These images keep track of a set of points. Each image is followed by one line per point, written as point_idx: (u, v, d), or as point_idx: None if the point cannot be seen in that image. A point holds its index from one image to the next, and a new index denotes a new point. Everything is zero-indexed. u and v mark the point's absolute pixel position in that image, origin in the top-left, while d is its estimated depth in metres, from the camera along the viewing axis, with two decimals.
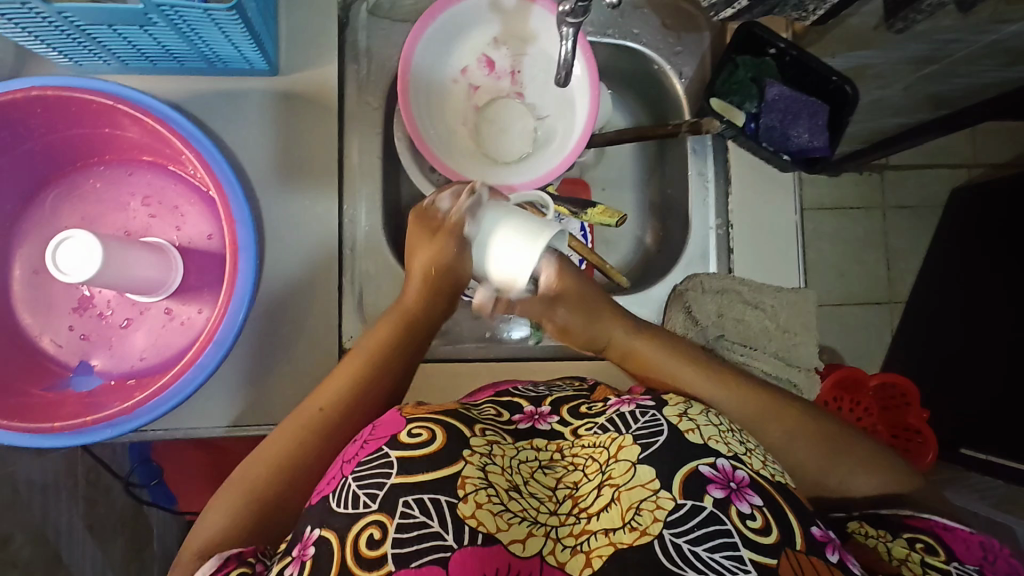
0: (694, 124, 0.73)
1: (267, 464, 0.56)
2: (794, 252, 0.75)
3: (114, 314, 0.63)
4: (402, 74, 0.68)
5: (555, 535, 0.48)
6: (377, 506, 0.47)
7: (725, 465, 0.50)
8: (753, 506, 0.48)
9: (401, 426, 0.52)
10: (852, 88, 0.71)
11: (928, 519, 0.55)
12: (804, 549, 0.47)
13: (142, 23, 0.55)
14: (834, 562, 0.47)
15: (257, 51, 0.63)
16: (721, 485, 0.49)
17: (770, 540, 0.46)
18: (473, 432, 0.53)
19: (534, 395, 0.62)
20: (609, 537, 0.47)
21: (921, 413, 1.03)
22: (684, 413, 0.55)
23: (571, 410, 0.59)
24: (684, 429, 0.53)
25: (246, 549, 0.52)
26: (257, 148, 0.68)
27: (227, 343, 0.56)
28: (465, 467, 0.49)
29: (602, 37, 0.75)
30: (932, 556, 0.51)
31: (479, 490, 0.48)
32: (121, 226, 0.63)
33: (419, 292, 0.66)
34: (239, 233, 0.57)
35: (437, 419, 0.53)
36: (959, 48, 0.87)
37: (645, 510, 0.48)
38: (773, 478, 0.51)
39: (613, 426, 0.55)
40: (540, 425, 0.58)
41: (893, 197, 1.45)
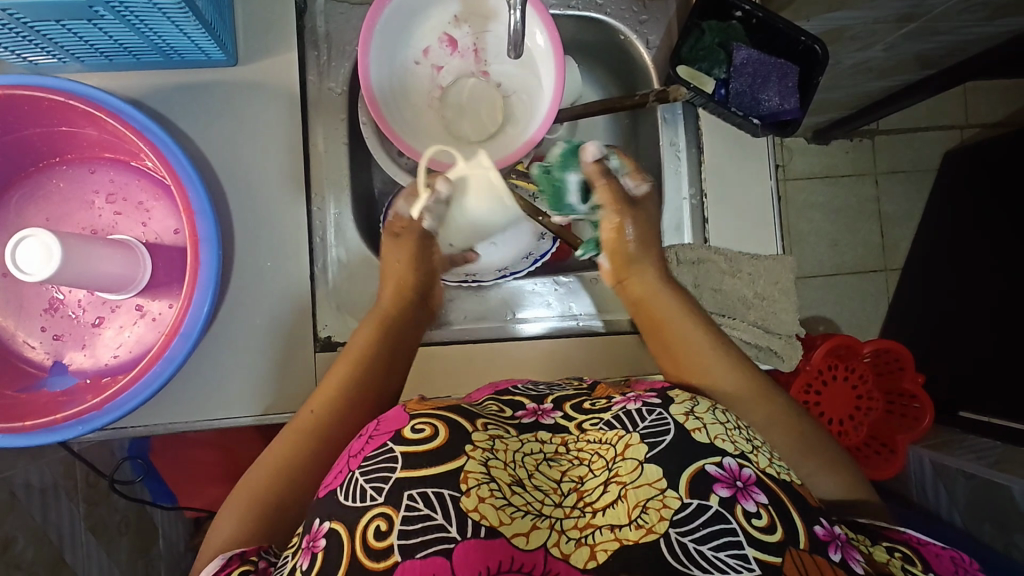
0: (661, 93, 0.71)
1: (269, 468, 0.57)
2: (771, 219, 0.73)
3: (86, 312, 0.63)
4: (367, 90, 0.67)
5: (559, 526, 0.47)
6: (383, 499, 0.47)
7: (732, 463, 0.50)
8: (758, 504, 0.48)
9: (404, 422, 0.52)
10: (821, 47, 0.67)
11: (904, 533, 0.55)
12: (807, 547, 0.46)
13: (90, 17, 0.54)
14: (837, 562, 0.46)
15: (212, 42, 0.62)
16: (728, 484, 0.49)
17: (775, 538, 0.46)
18: (476, 427, 0.52)
19: (535, 393, 0.60)
20: (615, 532, 0.46)
21: (916, 376, 1.02)
22: (690, 412, 0.53)
23: (574, 406, 0.58)
24: (690, 429, 0.52)
25: (250, 549, 0.52)
26: (224, 142, 0.68)
27: (194, 334, 0.55)
28: (467, 462, 0.49)
29: (566, 9, 0.74)
30: (911, 565, 0.51)
31: (481, 485, 0.48)
32: (88, 224, 0.63)
33: (394, 293, 0.68)
34: (199, 223, 0.57)
35: (438, 413, 0.53)
36: (936, 4, 0.85)
37: (651, 509, 0.47)
38: (779, 476, 0.51)
39: (618, 424, 0.53)
40: (544, 420, 0.56)
41: (884, 162, 1.43)
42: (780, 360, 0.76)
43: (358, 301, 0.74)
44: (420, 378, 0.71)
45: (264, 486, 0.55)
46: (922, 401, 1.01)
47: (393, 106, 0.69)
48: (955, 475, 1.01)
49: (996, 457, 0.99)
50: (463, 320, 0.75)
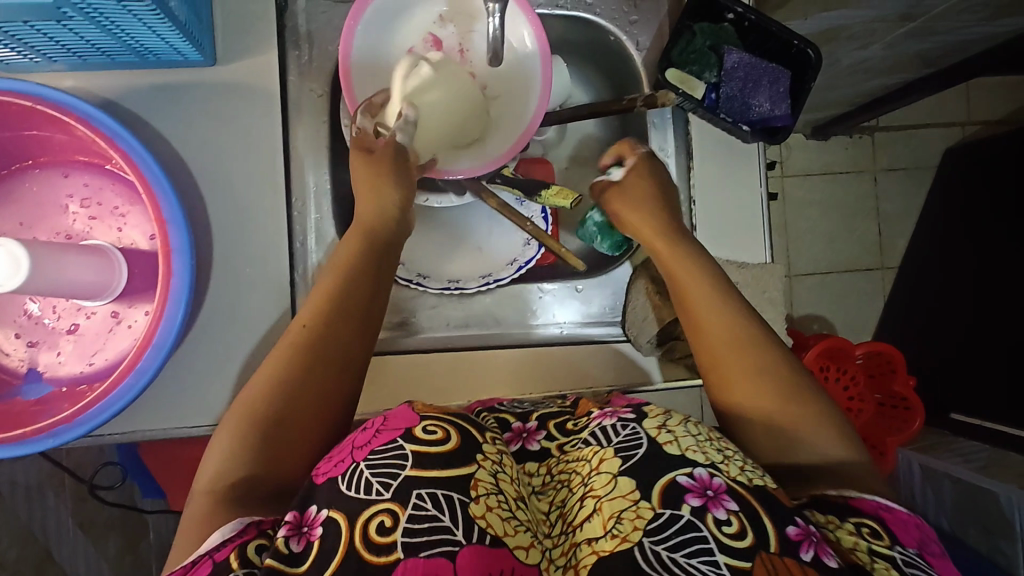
0: (649, 98, 0.68)
1: (263, 387, 0.52)
2: (759, 225, 0.72)
3: (60, 319, 0.62)
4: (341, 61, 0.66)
5: (548, 555, 0.47)
6: (390, 495, 0.45)
7: (702, 473, 0.48)
8: (729, 512, 0.46)
9: (416, 421, 0.49)
10: (815, 51, 0.66)
11: (870, 500, 0.51)
12: (777, 550, 0.45)
13: (57, 19, 0.52)
14: (808, 561, 0.44)
15: (187, 43, 0.61)
16: (698, 494, 0.47)
17: (745, 543, 0.45)
18: (487, 439, 0.51)
19: (520, 411, 0.61)
20: (592, 545, 0.45)
21: (907, 380, 1.03)
22: (662, 425, 0.52)
23: (557, 425, 0.57)
24: (662, 441, 0.50)
25: (266, 519, 0.47)
26: (202, 143, 0.66)
27: (166, 346, 0.54)
28: (478, 470, 0.47)
29: (554, 9, 0.72)
30: (877, 541, 0.47)
31: (491, 494, 0.46)
32: (62, 230, 0.62)
33: (370, 203, 0.63)
34: (171, 233, 0.55)
35: (452, 419, 0.50)
36: (937, 3, 0.84)
37: (626, 519, 0.46)
38: (750, 482, 0.49)
39: (594, 440, 0.52)
40: (529, 445, 0.56)
41: (883, 159, 1.41)
42: None
43: None
44: (399, 387, 0.69)
45: (259, 404, 0.51)
46: (914, 408, 1.03)
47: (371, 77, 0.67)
48: (942, 478, 1.02)
49: (984, 462, 0.99)
50: (449, 325, 0.73)
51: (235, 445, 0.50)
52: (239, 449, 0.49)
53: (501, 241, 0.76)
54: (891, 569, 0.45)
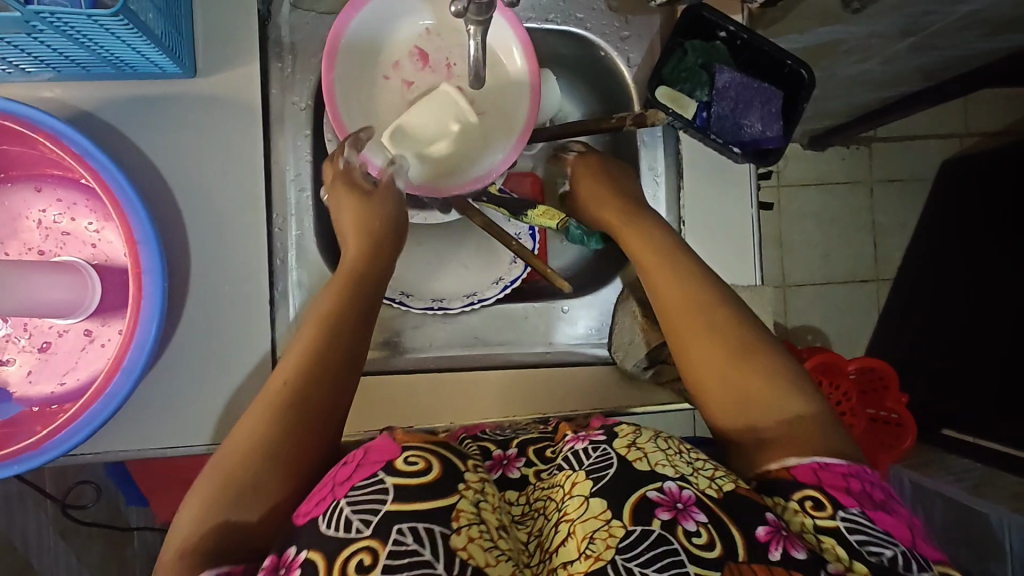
0: (638, 116, 0.67)
1: (239, 453, 0.46)
2: (750, 246, 0.71)
3: (31, 337, 0.60)
4: (331, 38, 0.63)
5: None
6: (370, 531, 0.42)
7: (672, 485, 0.46)
8: (699, 523, 0.44)
9: (396, 453, 0.46)
10: (808, 72, 0.65)
11: (810, 464, 0.48)
12: (746, 558, 0.43)
13: (27, 31, 0.51)
14: (777, 562, 0.43)
15: (164, 56, 0.59)
16: (668, 507, 0.44)
17: (714, 553, 0.43)
18: (467, 466, 0.47)
19: (502, 437, 0.59)
20: (567, 571, 0.43)
21: (899, 397, 1.02)
22: (632, 442, 0.49)
23: (537, 451, 0.56)
24: (632, 458, 0.47)
25: (236, 567, 0.43)
26: (181, 156, 0.65)
27: (137, 369, 0.53)
28: (459, 500, 0.44)
29: (543, 23, 0.71)
30: (823, 515, 0.45)
31: (473, 524, 0.43)
32: (34, 245, 0.60)
33: (359, 251, 0.60)
34: (143, 255, 0.54)
35: (435, 447, 0.47)
36: (935, 20, 0.83)
37: (598, 539, 0.44)
38: (720, 494, 0.46)
39: (566, 464, 0.49)
40: (510, 473, 0.54)
41: (880, 171, 1.40)
42: None
43: None
44: (379, 412, 0.67)
45: (235, 473, 0.45)
46: (904, 425, 1.03)
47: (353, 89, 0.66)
48: (933, 497, 1.01)
49: (974, 482, 0.99)
50: (433, 346, 0.72)
51: (209, 508, 0.44)
52: (215, 511, 0.44)
53: (487, 260, 0.75)
54: (840, 544, 0.44)
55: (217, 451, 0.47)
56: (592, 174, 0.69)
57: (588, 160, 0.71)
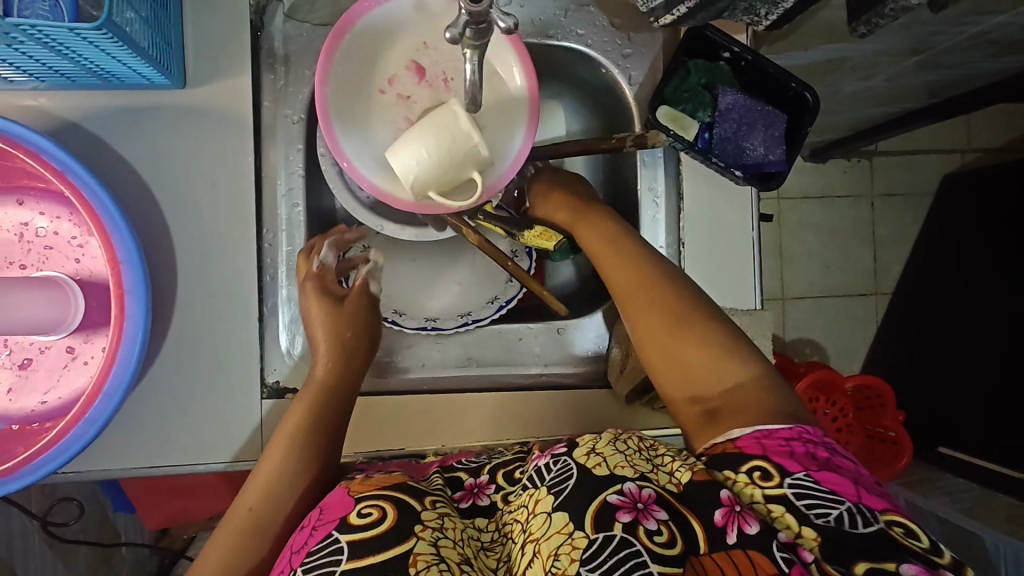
0: (639, 137, 0.65)
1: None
2: (750, 269, 0.69)
3: (12, 354, 0.59)
4: (338, 26, 0.63)
5: None
6: None
7: (632, 486, 0.45)
8: (660, 522, 0.44)
9: (350, 508, 0.47)
10: (813, 95, 0.64)
11: (753, 436, 0.48)
12: (706, 549, 0.43)
13: (8, 42, 0.49)
14: (733, 545, 0.43)
15: (151, 67, 0.57)
16: (628, 509, 0.44)
17: (675, 551, 0.43)
18: (425, 505, 0.47)
19: (474, 465, 0.56)
20: None
21: (897, 415, 1.01)
22: (591, 449, 0.48)
23: (506, 474, 0.53)
24: (590, 465, 0.47)
25: None
26: (170, 168, 0.63)
27: (118, 394, 0.51)
28: (416, 543, 0.44)
29: (544, 39, 0.69)
30: (769, 484, 0.45)
31: (431, 567, 0.43)
32: (15, 260, 0.59)
33: (329, 364, 0.61)
34: (125, 274, 0.52)
35: (385, 492, 0.48)
36: (942, 39, 0.81)
37: (563, 555, 0.43)
38: (678, 489, 0.46)
39: (529, 482, 0.49)
40: (480, 501, 0.52)
41: (881, 185, 1.39)
42: None
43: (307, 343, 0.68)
44: (365, 435, 0.66)
45: None
46: (902, 445, 1.02)
47: (348, 99, 0.65)
48: (929, 518, 1.00)
49: (971, 504, 0.98)
50: (424, 367, 0.70)
51: None
52: None
53: (482, 278, 0.74)
54: (790, 508, 0.44)
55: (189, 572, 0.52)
56: (547, 180, 0.70)
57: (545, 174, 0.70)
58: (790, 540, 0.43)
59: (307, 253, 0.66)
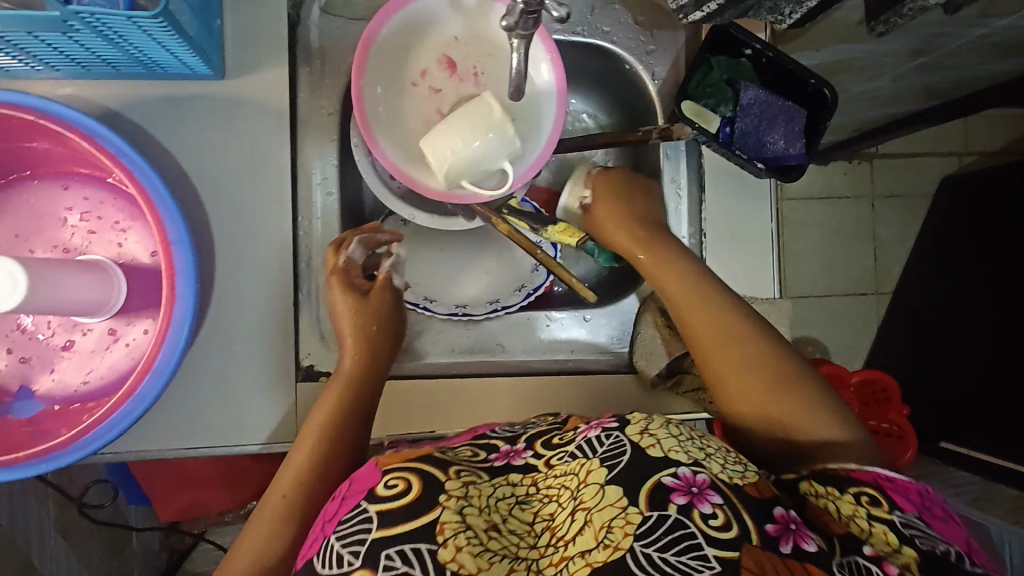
0: (665, 129, 0.68)
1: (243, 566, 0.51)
2: (769, 259, 0.72)
3: (54, 336, 0.60)
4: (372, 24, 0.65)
5: (535, 567, 0.44)
6: (360, 563, 0.42)
7: (687, 470, 0.45)
8: (714, 505, 0.44)
9: (378, 478, 0.46)
10: (832, 91, 0.66)
11: (872, 468, 0.50)
12: (759, 543, 0.43)
13: (64, 30, 0.51)
14: (789, 554, 0.43)
15: (196, 57, 0.59)
16: (684, 492, 0.44)
17: (730, 535, 0.43)
18: (448, 476, 0.46)
19: (510, 433, 0.55)
20: (586, 558, 0.42)
21: (900, 409, 1.03)
22: (644, 429, 0.48)
23: (544, 442, 0.52)
24: (645, 445, 0.47)
25: None
26: (208, 156, 0.65)
27: (166, 373, 0.53)
28: (442, 512, 0.44)
29: (571, 35, 0.71)
30: (877, 510, 0.47)
31: (458, 534, 0.43)
32: (58, 244, 0.60)
33: (356, 356, 0.62)
34: (177, 255, 0.54)
35: (411, 465, 0.47)
36: (948, 41, 0.84)
37: (616, 527, 0.43)
38: (731, 481, 0.46)
39: (580, 451, 0.49)
40: (516, 462, 0.51)
41: (882, 185, 1.42)
42: None
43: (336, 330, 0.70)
44: (399, 416, 0.68)
45: None
46: (906, 439, 1.02)
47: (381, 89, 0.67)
48: None
49: (975, 494, 1.00)
50: (456, 351, 0.72)
51: None
52: None
53: (509, 268, 0.76)
54: (891, 532, 0.46)
55: (226, 559, 0.53)
56: (614, 191, 0.69)
57: (610, 176, 0.70)
58: (877, 554, 0.45)
59: (336, 244, 0.66)
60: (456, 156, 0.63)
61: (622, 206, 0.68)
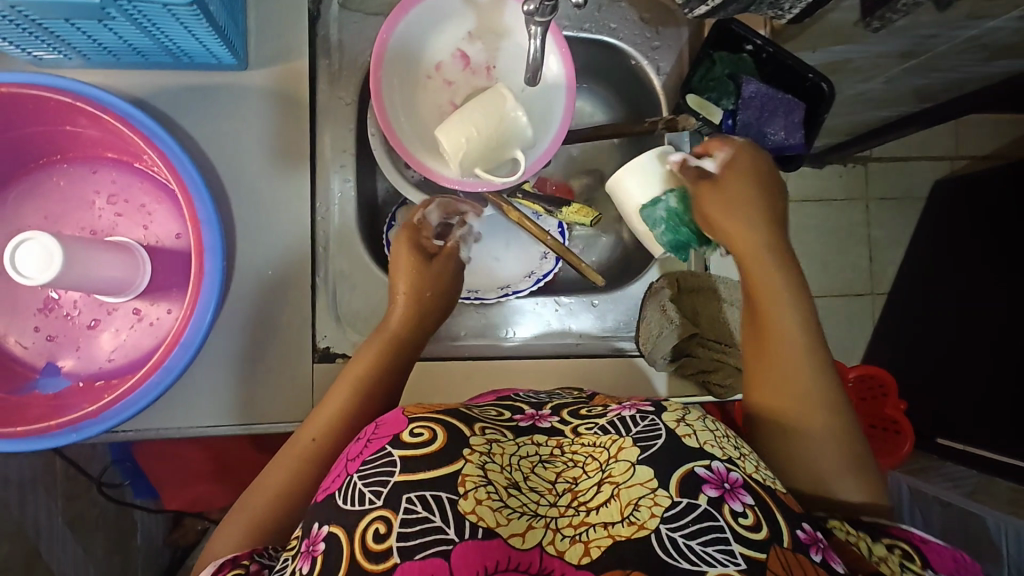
0: (671, 121, 0.71)
1: (268, 497, 0.55)
2: None
3: (81, 314, 0.62)
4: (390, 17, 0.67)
5: (554, 525, 0.45)
6: (382, 501, 0.44)
7: (720, 466, 0.48)
8: (745, 504, 0.46)
9: (403, 425, 0.49)
10: (829, 85, 0.69)
11: (904, 529, 0.56)
12: (791, 546, 0.45)
13: (101, 18, 0.53)
14: (818, 562, 0.45)
15: (223, 47, 0.61)
16: (716, 485, 0.47)
17: (760, 536, 0.45)
18: (472, 431, 0.49)
19: (535, 400, 0.58)
20: (608, 529, 0.45)
21: (899, 405, 1.02)
22: (681, 418, 0.51)
23: (571, 412, 0.55)
24: (682, 434, 0.50)
25: (241, 553, 0.50)
26: (229, 143, 0.67)
27: (193, 346, 0.55)
28: (465, 465, 0.46)
29: (578, 32, 0.74)
30: (909, 562, 0.53)
31: (479, 487, 0.45)
32: (86, 225, 0.62)
33: (405, 312, 0.66)
34: (205, 234, 0.56)
35: (438, 417, 0.49)
36: (939, 43, 0.88)
37: (643, 507, 0.46)
38: (766, 483, 0.49)
39: (613, 428, 0.51)
40: (541, 424, 0.53)
41: (876, 188, 1.45)
42: None
43: (355, 313, 0.73)
44: (415, 392, 0.70)
45: (262, 511, 0.55)
46: (903, 432, 1.02)
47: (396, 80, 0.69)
48: (931, 503, 1.05)
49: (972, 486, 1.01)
50: (461, 337, 0.75)
51: (239, 539, 0.53)
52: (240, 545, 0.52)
53: (519, 254, 0.78)
54: None
55: (250, 487, 0.57)
56: (741, 173, 0.66)
57: (749, 160, 0.66)
58: None
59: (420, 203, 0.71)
60: (473, 142, 0.66)
61: (737, 186, 0.65)
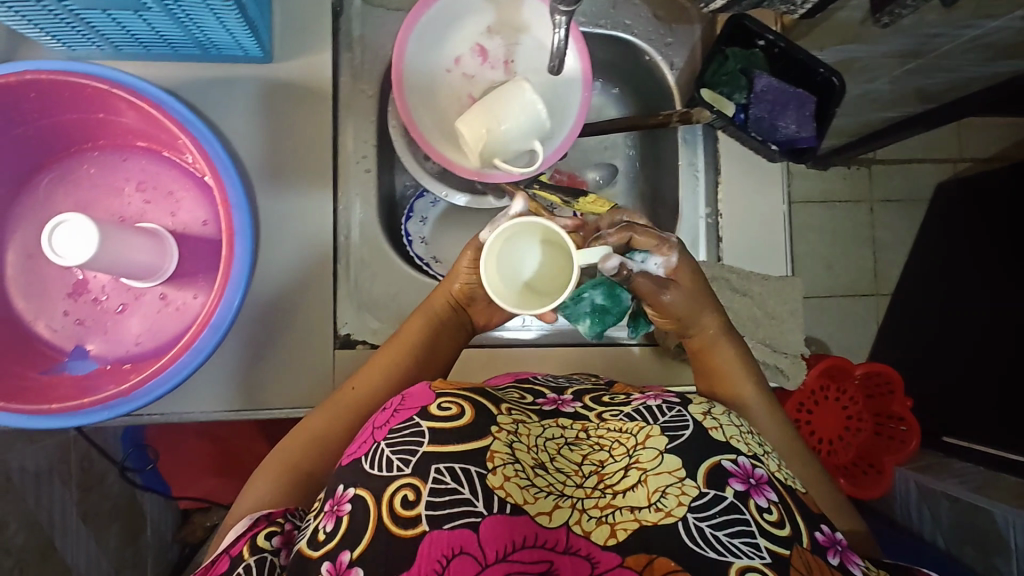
0: (684, 114, 0.73)
1: (304, 444, 0.60)
2: (781, 244, 0.75)
3: (109, 298, 0.63)
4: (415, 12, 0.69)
5: (580, 506, 0.46)
6: (410, 470, 0.45)
7: (745, 462, 0.50)
8: (770, 500, 0.48)
9: (431, 398, 0.50)
10: (840, 79, 0.71)
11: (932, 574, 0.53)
12: (809, 547, 0.47)
13: (137, 9, 0.55)
14: (835, 565, 0.47)
15: (252, 39, 0.63)
16: (742, 479, 0.48)
17: (783, 532, 0.47)
18: (500, 410, 0.50)
19: (555, 384, 0.59)
20: (634, 513, 0.46)
21: (905, 401, 0.98)
22: (708, 412, 0.54)
23: (594, 398, 0.57)
24: (708, 426, 0.52)
25: (276, 510, 0.53)
26: (254, 135, 0.68)
27: (223, 327, 0.56)
28: (494, 441, 0.47)
29: (595, 28, 0.76)
30: None
31: (507, 464, 0.46)
32: (116, 212, 0.64)
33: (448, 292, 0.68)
34: (235, 217, 0.57)
35: (466, 394, 0.51)
36: (942, 42, 0.90)
37: (671, 495, 0.47)
38: (787, 482, 0.52)
39: (640, 416, 0.53)
40: (564, 409, 0.55)
41: (880, 190, 1.46)
42: (785, 377, 0.79)
43: (376, 302, 0.75)
44: None
45: (297, 457, 0.59)
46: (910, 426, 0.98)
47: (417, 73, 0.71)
48: (940, 498, 1.04)
49: (979, 482, 1.02)
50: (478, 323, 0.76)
51: (270, 493, 0.56)
52: (273, 495, 0.56)
53: None
54: None
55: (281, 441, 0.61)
56: (682, 282, 0.66)
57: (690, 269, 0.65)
58: None
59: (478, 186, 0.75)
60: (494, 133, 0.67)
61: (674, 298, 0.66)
